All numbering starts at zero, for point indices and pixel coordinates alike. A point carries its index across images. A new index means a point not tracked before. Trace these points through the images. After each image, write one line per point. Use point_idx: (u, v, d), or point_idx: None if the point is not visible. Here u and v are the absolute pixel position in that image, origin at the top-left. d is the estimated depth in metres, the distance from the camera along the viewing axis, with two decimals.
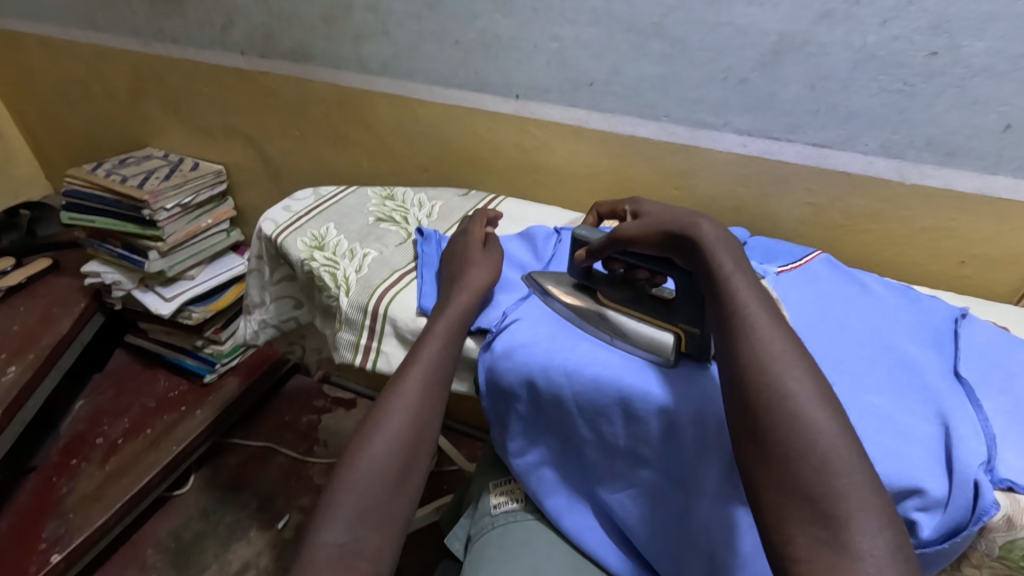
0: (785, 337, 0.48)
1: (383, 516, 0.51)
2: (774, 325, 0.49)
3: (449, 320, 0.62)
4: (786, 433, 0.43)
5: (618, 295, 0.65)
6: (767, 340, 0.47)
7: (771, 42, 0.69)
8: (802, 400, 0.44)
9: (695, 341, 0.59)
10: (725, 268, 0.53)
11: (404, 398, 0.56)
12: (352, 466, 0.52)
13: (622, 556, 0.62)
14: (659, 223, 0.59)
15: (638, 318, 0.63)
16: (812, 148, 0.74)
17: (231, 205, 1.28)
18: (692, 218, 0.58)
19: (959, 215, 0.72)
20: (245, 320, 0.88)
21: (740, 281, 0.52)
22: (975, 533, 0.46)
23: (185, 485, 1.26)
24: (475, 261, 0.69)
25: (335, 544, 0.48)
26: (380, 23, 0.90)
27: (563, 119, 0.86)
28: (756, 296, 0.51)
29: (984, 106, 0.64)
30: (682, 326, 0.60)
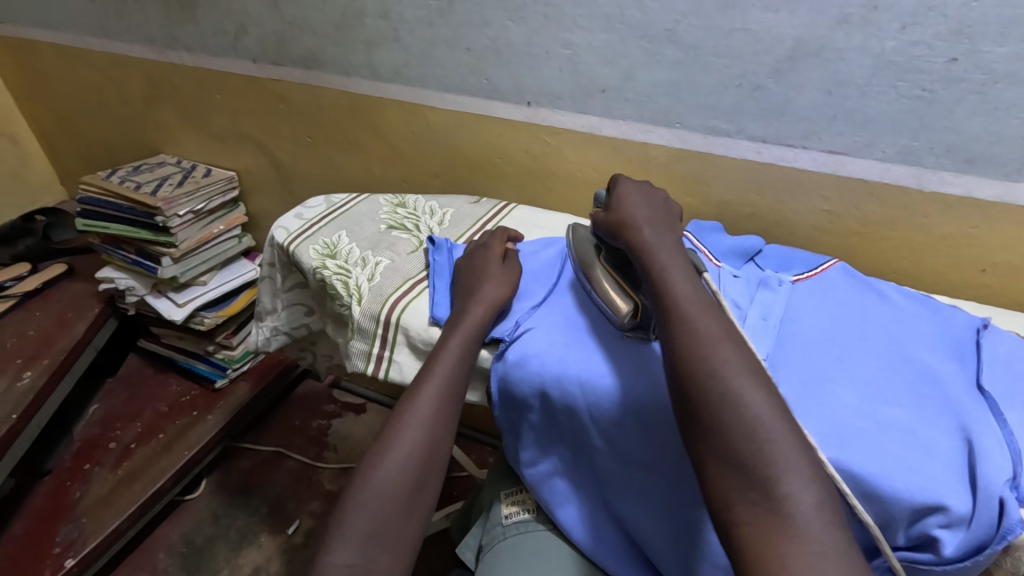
0: (707, 311, 0.51)
1: (394, 534, 0.51)
2: (697, 300, 0.51)
3: (464, 334, 0.61)
4: (712, 405, 0.45)
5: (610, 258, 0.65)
6: (691, 315, 0.50)
7: (787, 48, 0.68)
8: (727, 370, 0.46)
9: (647, 315, 0.60)
10: (657, 256, 0.56)
11: (417, 414, 0.56)
12: (363, 483, 0.52)
13: (636, 569, 0.61)
14: (607, 223, 0.62)
15: (616, 280, 0.64)
16: (828, 155, 0.73)
17: (243, 211, 1.29)
18: (639, 218, 0.60)
19: (980, 223, 0.70)
20: (256, 327, 0.88)
21: (666, 261, 0.55)
22: (999, 551, 0.45)
23: (197, 489, 1.26)
24: (492, 271, 0.68)
25: (346, 564, 0.49)
26: (391, 30, 0.90)
27: (575, 126, 0.85)
28: (679, 273, 0.54)
29: (1006, 113, 0.63)
30: (641, 299, 0.60)
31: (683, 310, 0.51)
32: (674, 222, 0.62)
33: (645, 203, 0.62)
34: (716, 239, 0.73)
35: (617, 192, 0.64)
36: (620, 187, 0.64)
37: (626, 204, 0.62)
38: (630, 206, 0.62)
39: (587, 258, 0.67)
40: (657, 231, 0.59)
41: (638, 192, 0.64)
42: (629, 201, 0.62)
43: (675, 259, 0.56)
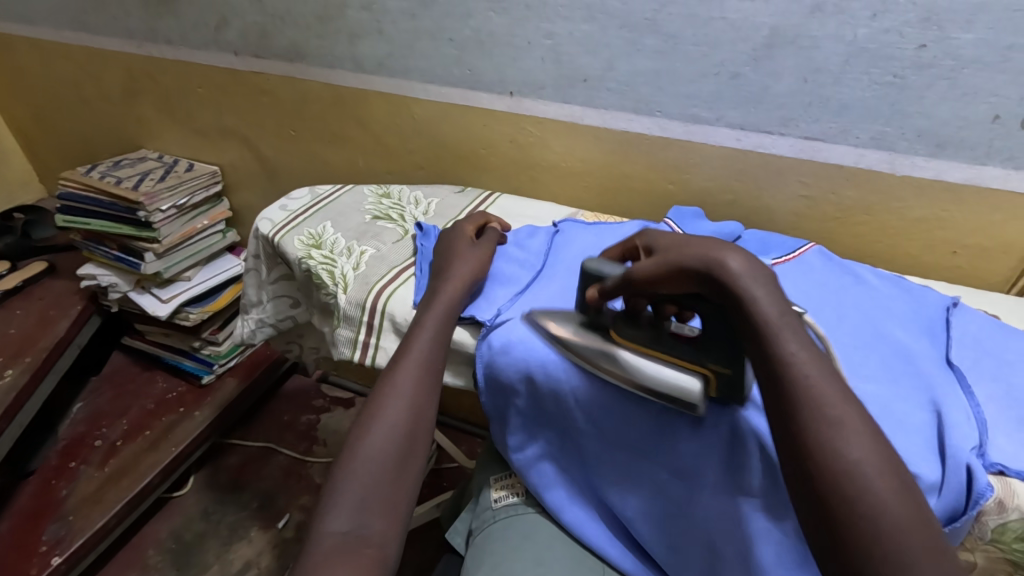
0: (848, 398, 0.44)
1: (385, 504, 0.51)
2: (832, 383, 0.45)
3: (437, 312, 0.62)
4: (852, 511, 0.40)
5: (638, 335, 0.57)
6: (832, 403, 0.44)
7: (763, 36, 0.69)
8: (872, 473, 0.41)
9: (726, 382, 0.53)
10: (765, 313, 0.47)
11: (400, 388, 0.57)
12: (351, 455, 0.53)
13: (623, 548, 0.63)
14: (683, 262, 0.51)
15: (662, 359, 0.56)
16: (804, 141, 0.74)
17: (226, 206, 1.29)
18: (715, 247, 0.51)
19: (950, 205, 0.73)
20: (242, 320, 0.88)
21: (786, 324, 0.47)
22: (972, 519, 0.47)
23: (185, 487, 1.26)
24: (477, 260, 0.69)
25: (340, 531, 0.48)
26: (373, 21, 0.90)
27: (557, 116, 0.86)
28: (811, 351, 0.46)
29: (973, 98, 0.65)
30: (713, 367, 0.53)
31: (818, 395, 0.44)
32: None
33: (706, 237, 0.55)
34: (696, 225, 0.75)
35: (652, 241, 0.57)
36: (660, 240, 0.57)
37: (681, 242, 0.54)
38: (692, 239, 0.54)
39: (598, 344, 0.58)
40: (742, 257, 0.50)
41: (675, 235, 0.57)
42: (681, 240, 0.54)
43: (784, 312, 0.47)
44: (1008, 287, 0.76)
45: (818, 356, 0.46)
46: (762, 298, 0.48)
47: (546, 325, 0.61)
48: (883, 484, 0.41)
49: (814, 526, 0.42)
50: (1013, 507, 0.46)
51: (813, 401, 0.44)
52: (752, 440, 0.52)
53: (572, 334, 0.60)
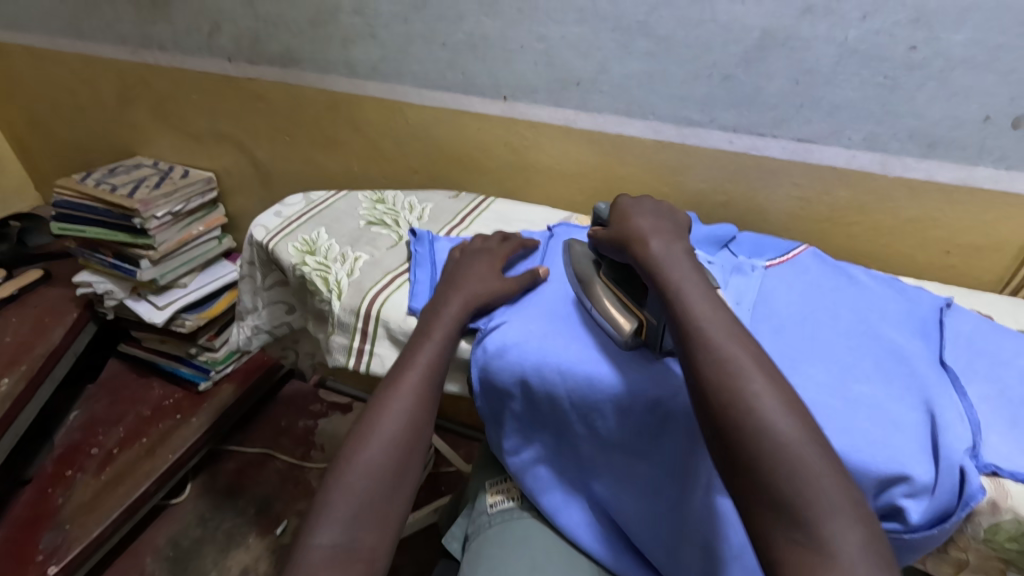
0: (743, 345, 0.48)
1: (379, 518, 0.51)
2: (729, 333, 0.49)
3: (443, 327, 0.62)
4: (754, 443, 0.43)
5: (610, 273, 0.65)
6: (726, 350, 0.48)
7: (754, 38, 0.70)
8: (769, 406, 0.44)
9: (653, 331, 0.58)
10: (672, 280, 0.54)
11: (398, 402, 0.57)
12: (346, 466, 0.53)
13: (618, 551, 0.63)
14: (614, 237, 0.62)
15: (619, 295, 0.62)
16: (797, 143, 0.75)
17: (222, 212, 1.28)
18: (645, 229, 0.60)
19: (942, 206, 0.73)
20: (237, 326, 0.88)
21: (688, 288, 0.53)
22: (962, 519, 0.47)
23: (182, 493, 1.25)
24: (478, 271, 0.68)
25: (330, 544, 0.48)
26: (366, 26, 0.90)
27: (551, 119, 0.86)
28: (709, 310, 0.51)
29: (964, 97, 0.65)
30: (646, 315, 0.58)
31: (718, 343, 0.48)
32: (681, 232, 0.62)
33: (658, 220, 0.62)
34: (690, 228, 0.75)
35: (616, 208, 0.65)
36: (622, 207, 0.65)
37: (630, 217, 0.63)
38: (638, 219, 0.62)
39: (586, 273, 0.66)
40: (661, 240, 0.59)
41: (640, 208, 0.65)
42: (634, 215, 0.63)
43: (690, 280, 0.54)
44: (1002, 286, 0.76)
45: (718, 312, 0.51)
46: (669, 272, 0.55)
47: (569, 250, 0.70)
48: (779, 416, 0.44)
49: (727, 466, 0.44)
50: (1007, 508, 0.46)
51: (713, 349, 0.48)
52: None
53: (575, 259, 0.68)
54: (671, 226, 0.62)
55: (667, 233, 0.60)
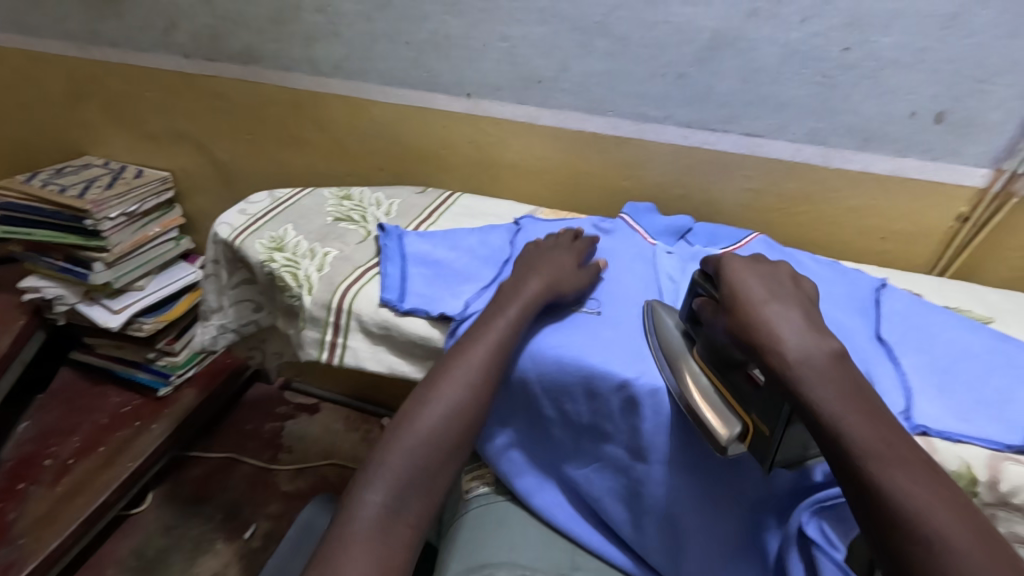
0: (944, 505, 0.40)
1: (425, 485, 0.54)
2: (924, 492, 0.40)
3: (518, 307, 0.62)
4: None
5: (707, 355, 0.57)
6: (929, 520, 0.39)
7: (705, 39, 0.74)
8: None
9: (762, 441, 0.51)
10: (829, 408, 0.44)
11: (458, 382, 0.57)
12: (403, 430, 0.55)
13: (591, 526, 0.66)
14: (733, 328, 0.51)
15: (717, 386, 0.55)
16: (747, 138, 0.79)
17: (179, 212, 1.26)
18: (778, 328, 0.49)
19: (878, 195, 0.79)
20: (201, 327, 0.87)
21: (858, 422, 0.44)
22: None
23: (144, 502, 1.22)
24: (560, 265, 0.67)
25: (377, 504, 0.51)
26: (329, 24, 0.90)
27: (515, 116, 0.89)
28: (896, 459, 0.42)
29: (894, 95, 0.71)
30: (754, 420, 0.51)
31: (913, 500, 0.40)
32: (812, 313, 0.52)
33: (780, 296, 0.53)
34: (650, 220, 0.79)
35: (730, 285, 0.54)
36: (733, 277, 0.54)
37: (752, 302, 0.52)
38: (762, 303, 0.51)
39: (675, 353, 0.58)
40: (802, 335, 0.49)
41: (757, 282, 0.54)
42: (755, 299, 0.52)
43: (861, 410, 0.44)
44: (931, 269, 0.83)
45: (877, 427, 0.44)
46: (824, 393, 0.45)
47: (653, 315, 0.63)
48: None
49: None
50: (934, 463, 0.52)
51: (909, 524, 0.39)
52: None
53: (661, 332, 0.61)
54: (799, 307, 0.52)
55: (798, 322, 0.50)
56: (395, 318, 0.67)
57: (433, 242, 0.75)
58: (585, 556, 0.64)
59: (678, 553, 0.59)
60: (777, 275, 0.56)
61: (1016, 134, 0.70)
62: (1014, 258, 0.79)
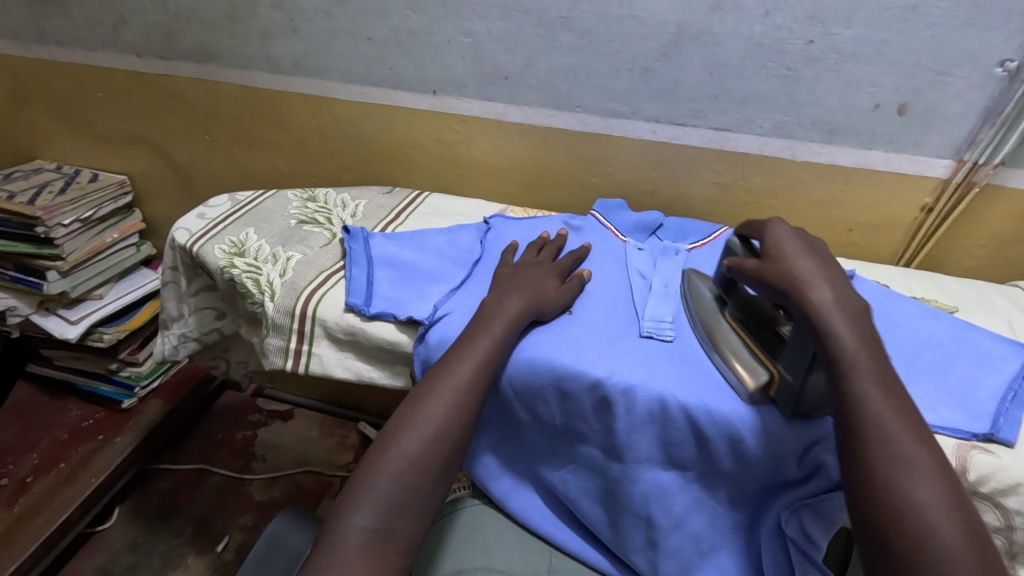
0: (913, 433, 0.44)
1: (417, 507, 0.50)
2: (902, 422, 0.44)
3: (505, 318, 0.60)
4: (916, 552, 0.39)
5: (738, 314, 0.60)
6: (901, 450, 0.43)
7: (671, 33, 0.73)
8: (932, 510, 0.40)
9: (785, 390, 0.52)
10: (845, 351, 0.47)
11: (447, 395, 0.54)
12: (390, 446, 0.51)
13: (567, 529, 0.65)
14: (767, 273, 0.55)
15: (745, 341, 0.57)
16: (714, 132, 0.79)
17: (139, 217, 1.21)
18: (810, 273, 0.53)
19: (844, 186, 0.79)
20: (161, 336, 0.83)
21: (864, 358, 0.47)
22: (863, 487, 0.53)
23: (110, 519, 1.17)
24: (544, 280, 0.65)
25: (366, 529, 0.47)
26: (287, 20, 0.87)
27: (481, 113, 0.87)
28: (886, 390, 0.46)
29: (856, 87, 0.71)
30: (779, 370, 0.53)
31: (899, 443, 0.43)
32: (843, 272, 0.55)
33: (814, 257, 0.55)
34: (621, 216, 0.78)
35: (772, 239, 0.57)
36: (774, 237, 0.57)
37: (787, 252, 0.55)
38: (801, 262, 0.54)
39: (709, 314, 0.62)
40: (834, 292, 0.51)
41: (797, 243, 0.56)
42: (791, 250, 0.56)
43: (868, 348, 0.48)
44: (897, 260, 0.84)
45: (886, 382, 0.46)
46: (841, 330, 0.48)
47: (690, 283, 0.66)
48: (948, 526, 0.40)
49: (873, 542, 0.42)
50: None
51: (895, 471, 0.42)
52: (680, 414, 0.55)
53: (695, 297, 0.64)
54: (835, 269, 0.55)
55: (833, 279, 0.53)
56: (361, 323, 0.65)
57: (400, 243, 0.73)
58: (563, 558, 0.64)
59: (656, 553, 0.58)
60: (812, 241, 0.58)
61: (978, 123, 0.70)
62: (976, 247, 0.80)
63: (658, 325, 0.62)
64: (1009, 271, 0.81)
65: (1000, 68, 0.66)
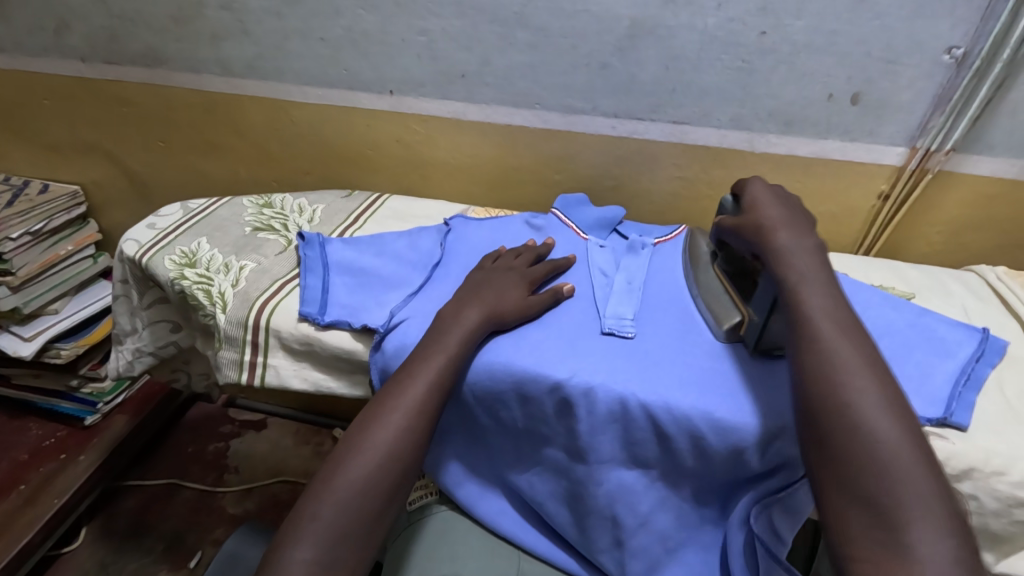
0: (859, 348, 0.46)
1: (361, 536, 0.48)
2: (835, 322, 0.48)
3: (463, 334, 0.58)
4: (850, 448, 0.41)
5: (726, 266, 0.65)
6: (830, 339, 0.46)
7: (625, 27, 0.72)
8: (872, 417, 0.42)
9: (753, 329, 0.57)
10: (795, 271, 0.52)
11: (397, 418, 0.53)
12: (335, 474, 0.50)
13: (535, 531, 0.64)
14: (740, 224, 0.59)
15: (728, 291, 0.62)
16: (673, 126, 0.79)
17: (95, 228, 1.18)
18: (776, 219, 0.57)
19: (804, 177, 0.79)
20: (115, 351, 0.80)
21: (806, 274, 0.51)
22: None
23: (76, 539, 1.14)
24: (506, 289, 0.63)
25: (306, 560, 0.46)
26: (236, 21, 0.85)
27: (439, 112, 0.86)
28: (826, 296, 0.50)
29: (810, 79, 0.71)
30: (749, 313, 0.58)
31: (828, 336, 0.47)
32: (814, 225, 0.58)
33: (787, 208, 0.59)
34: (583, 213, 0.77)
35: (748, 194, 0.61)
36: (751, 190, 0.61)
37: (759, 203, 0.59)
38: (769, 209, 0.58)
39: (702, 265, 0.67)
40: (792, 230, 0.55)
41: (773, 197, 0.60)
42: (763, 202, 0.59)
43: (817, 274, 0.51)
44: (857, 248, 0.85)
45: (831, 296, 0.50)
46: (791, 258, 0.52)
47: (692, 239, 0.71)
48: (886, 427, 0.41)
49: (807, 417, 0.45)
50: None
51: (822, 354, 0.46)
52: (640, 415, 0.54)
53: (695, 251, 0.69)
54: (804, 217, 0.58)
55: (799, 225, 0.57)
56: (316, 332, 0.64)
57: (358, 248, 0.71)
58: (532, 561, 0.63)
59: (622, 553, 0.57)
60: (790, 198, 0.61)
61: (927, 112, 0.71)
62: (933, 233, 0.81)
63: (619, 323, 0.61)
64: (965, 255, 0.82)
65: (948, 55, 0.66)
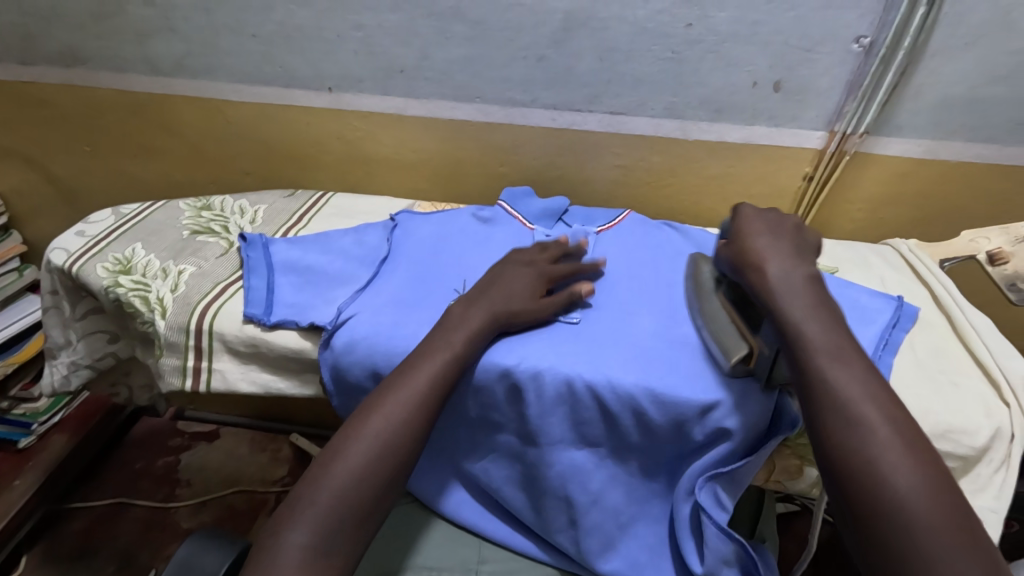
0: (883, 410, 0.44)
1: (358, 526, 0.48)
2: (856, 378, 0.46)
3: (468, 328, 0.58)
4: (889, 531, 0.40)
5: (730, 293, 0.60)
6: (854, 399, 0.45)
7: (559, 20, 0.74)
8: (906, 492, 0.41)
9: (764, 362, 0.55)
10: (797, 317, 0.51)
11: (395, 407, 0.52)
12: (333, 460, 0.50)
13: (495, 518, 0.65)
14: (732, 254, 0.59)
15: (734, 319, 0.58)
16: (610, 116, 0.81)
17: (18, 239, 1.12)
18: (764, 251, 0.57)
19: (735, 161, 0.84)
20: (48, 366, 0.77)
21: (813, 322, 0.50)
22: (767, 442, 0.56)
23: (16, 569, 1.07)
24: (517, 284, 0.62)
25: (303, 545, 0.46)
26: (162, 17, 0.82)
27: (380, 108, 0.85)
28: (839, 349, 0.48)
29: (736, 67, 0.75)
30: (760, 344, 0.55)
31: (851, 396, 0.45)
32: (805, 250, 0.58)
33: (777, 240, 0.58)
34: (528, 204, 0.78)
35: (736, 224, 0.61)
36: (741, 217, 0.61)
37: (745, 232, 0.59)
38: (757, 237, 0.58)
39: (704, 289, 0.62)
40: (786, 264, 0.55)
41: (761, 226, 0.60)
42: (749, 231, 0.59)
43: (820, 320, 0.50)
44: None
45: (842, 346, 0.49)
46: (793, 303, 0.52)
47: (692, 263, 0.67)
48: (907, 482, 0.41)
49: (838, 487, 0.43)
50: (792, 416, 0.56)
51: (845, 416, 0.45)
52: (586, 394, 0.56)
53: (699, 274, 0.64)
54: (795, 246, 0.58)
55: (790, 255, 0.57)
56: (262, 333, 0.63)
57: (303, 247, 0.70)
58: (492, 548, 0.64)
59: (577, 531, 0.59)
60: (784, 221, 0.61)
61: (843, 97, 0.76)
62: (854, 210, 0.87)
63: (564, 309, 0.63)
64: (883, 230, 0.89)
65: (856, 44, 0.71)
